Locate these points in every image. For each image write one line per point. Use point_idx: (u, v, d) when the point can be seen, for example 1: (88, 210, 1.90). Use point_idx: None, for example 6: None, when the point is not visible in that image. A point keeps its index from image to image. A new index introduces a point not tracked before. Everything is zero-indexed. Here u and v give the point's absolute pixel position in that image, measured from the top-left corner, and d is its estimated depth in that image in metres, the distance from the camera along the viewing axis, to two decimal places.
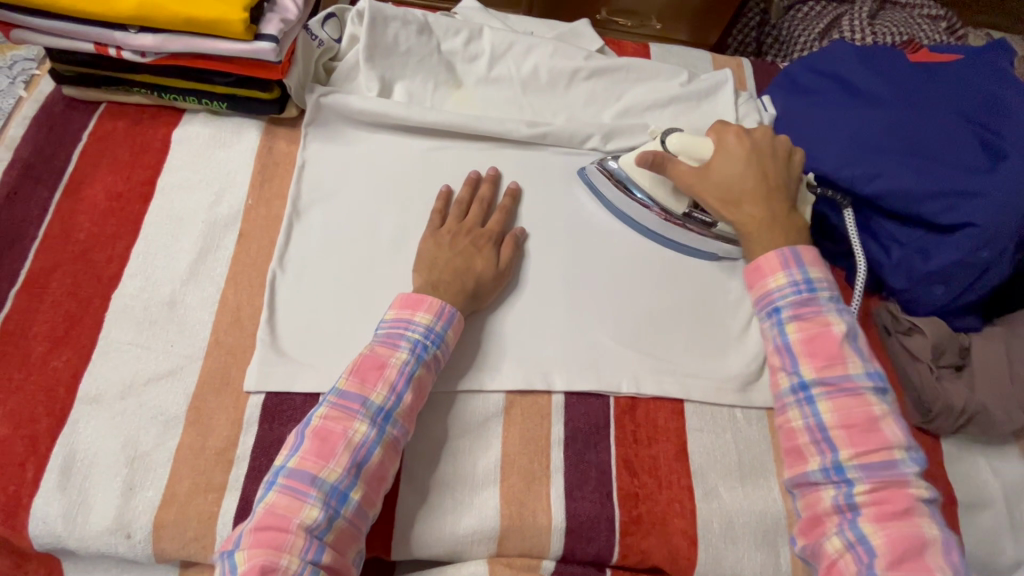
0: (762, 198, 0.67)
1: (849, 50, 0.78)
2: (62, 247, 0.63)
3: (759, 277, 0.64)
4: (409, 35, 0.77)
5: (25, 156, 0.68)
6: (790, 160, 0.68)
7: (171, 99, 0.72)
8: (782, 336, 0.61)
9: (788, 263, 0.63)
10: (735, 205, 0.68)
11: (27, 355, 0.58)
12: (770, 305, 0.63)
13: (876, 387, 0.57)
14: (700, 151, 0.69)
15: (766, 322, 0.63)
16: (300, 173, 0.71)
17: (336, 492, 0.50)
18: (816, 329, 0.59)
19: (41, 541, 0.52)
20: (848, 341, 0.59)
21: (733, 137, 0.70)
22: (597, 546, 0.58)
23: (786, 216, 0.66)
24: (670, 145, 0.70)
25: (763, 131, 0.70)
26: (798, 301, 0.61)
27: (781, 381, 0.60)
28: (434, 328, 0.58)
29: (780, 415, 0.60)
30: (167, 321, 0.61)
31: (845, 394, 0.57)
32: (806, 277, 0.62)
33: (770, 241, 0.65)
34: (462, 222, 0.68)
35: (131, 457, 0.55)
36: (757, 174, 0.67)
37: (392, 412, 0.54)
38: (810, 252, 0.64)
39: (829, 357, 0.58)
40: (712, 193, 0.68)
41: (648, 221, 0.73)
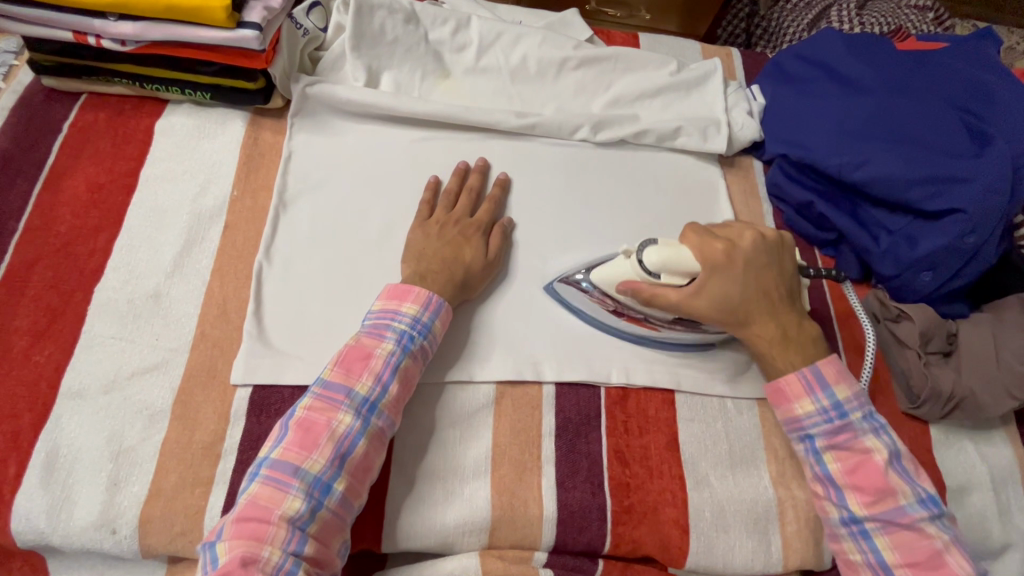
0: (769, 314, 0.62)
1: (838, 38, 0.78)
2: (44, 239, 0.62)
3: (785, 401, 0.61)
4: (395, 24, 0.76)
5: (4, 148, 0.67)
6: (784, 262, 0.63)
7: (153, 90, 0.71)
8: (820, 466, 0.59)
9: (812, 387, 0.60)
10: (742, 325, 0.62)
11: (8, 349, 0.57)
12: (802, 432, 0.60)
13: (932, 515, 0.55)
14: (688, 270, 0.60)
15: (800, 449, 0.61)
16: (286, 164, 0.70)
17: (318, 482, 0.49)
18: (857, 461, 0.57)
19: (24, 538, 0.51)
20: (891, 466, 0.57)
21: (721, 252, 0.61)
22: (589, 536, 0.58)
23: (796, 327, 0.62)
24: (649, 265, 0.60)
25: (750, 239, 0.62)
26: (830, 430, 0.59)
27: (829, 510, 0.58)
28: (421, 319, 0.58)
29: (834, 543, 0.59)
30: (152, 314, 0.60)
31: (901, 528, 0.55)
32: (834, 402, 0.59)
33: (786, 363, 0.61)
34: (450, 212, 0.68)
35: (116, 451, 0.54)
36: (757, 292, 0.61)
37: (376, 404, 0.53)
38: (833, 367, 0.60)
39: (876, 491, 0.56)
40: (715, 316, 0.61)
41: (627, 328, 0.66)
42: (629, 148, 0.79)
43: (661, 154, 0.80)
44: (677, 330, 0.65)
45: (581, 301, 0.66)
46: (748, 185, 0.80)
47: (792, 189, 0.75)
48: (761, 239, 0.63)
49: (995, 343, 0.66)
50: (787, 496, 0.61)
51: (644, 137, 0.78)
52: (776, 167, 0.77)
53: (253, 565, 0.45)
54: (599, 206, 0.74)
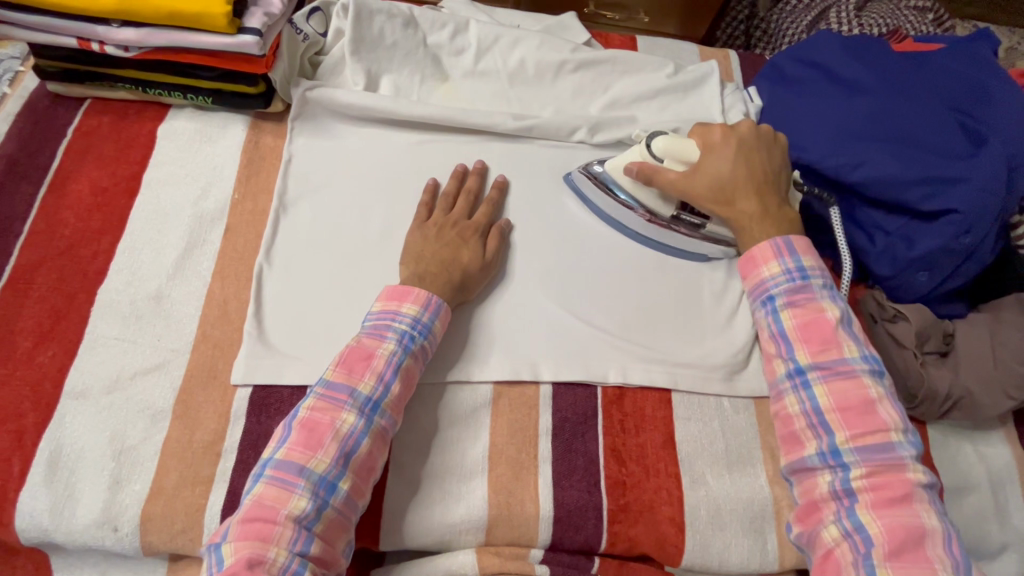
0: (754, 192, 0.66)
1: (834, 40, 0.78)
2: (48, 242, 0.63)
3: (754, 267, 0.64)
4: (394, 28, 0.77)
5: (10, 152, 0.68)
6: (777, 152, 0.68)
7: (156, 94, 0.72)
8: (776, 323, 0.61)
9: (781, 252, 0.63)
10: (727, 202, 0.67)
11: (13, 350, 0.58)
12: (765, 293, 0.63)
13: (872, 370, 0.56)
14: (686, 153, 0.68)
15: (760, 311, 0.62)
16: (286, 168, 0.71)
17: (324, 481, 0.50)
18: (810, 316, 0.59)
19: (28, 536, 0.52)
20: (842, 326, 0.59)
21: (718, 138, 0.69)
22: (585, 535, 0.59)
23: (780, 209, 0.66)
24: (655, 149, 0.69)
25: (747, 126, 0.68)
26: (792, 288, 0.61)
27: (777, 367, 0.59)
28: (422, 319, 0.59)
29: (778, 402, 0.59)
30: (154, 316, 0.61)
31: (840, 376, 0.56)
32: (800, 266, 0.62)
33: (762, 233, 0.65)
34: (448, 214, 0.68)
35: (118, 450, 0.55)
36: (746, 170, 0.67)
37: (379, 404, 0.54)
38: (803, 242, 0.64)
39: (824, 341, 0.58)
40: (705, 194, 0.68)
41: (634, 225, 0.73)
42: (626, 149, 0.80)
43: None
44: (680, 230, 0.71)
45: (598, 199, 0.74)
46: None
47: None
48: (757, 128, 0.68)
49: (993, 343, 0.66)
50: (784, 495, 0.62)
51: None
52: None
53: (259, 566, 0.46)
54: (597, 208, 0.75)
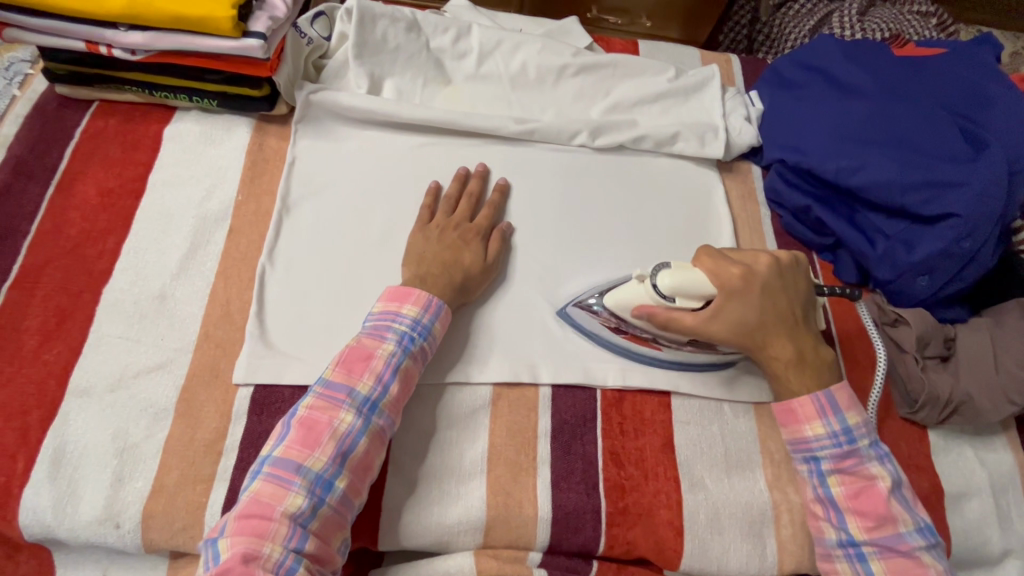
0: (787, 337, 0.61)
1: (835, 45, 0.79)
2: (55, 242, 0.64)
3: (794, 421, 0.60)
4: (397, 33, 0.78)
5: (18, 153, 0.69)
6: (799, 282, 0.63)
7: (162, 97, 0.72)
8: (824, 488, 0.59)
9: (825, 411, 0.59)
10: (758, 349, 0.62)
11: (19, 348, 0.58)
12: (809, 453, 0.60)
13: (928, 544, 0.55)
14: (702, 294, 0.60)
15: (804, 470, 0.60)
16: (289, 169, 0.71)
17: (320, 479, 0.50)
18: (860, 485, 0.57)
19: (31, 531, 0.53)
20: (894, 494, 0.57)
21: (736, 274, 0.61)
22: (583, 537, 0.59)
23: (816, 353, 0.62)
24: (663, 288, 0.60)
25: (764, 261, 0.63)
26: (838, 454, 0.59)
27: (826, 532, 0.58)
28: (421, 321, 0.59)
29: (826, 564, 0.58)
30: (157, 315, 0.62)
31: (897, 554, 0.55)
32: (845, 427, 0.59)
33: (801, 385, 0.61)
34: (450, 217, 0.69)
35: (121, 448, 0.55)
36: (773, 316, 0.61)
37: (378, 404, 0.55)
38: (845, 394, 0.60)
39: (878, 517, 0.56)
40: (730, 339, 0.61)
41: (643, 347, 0.66)
42: (627, 154, 0.80)
43: (658, 160, 0.80)
44: (688, 351, 0.65)
45: (593, 326, 0.67)
46: (747, 190, 0.81)
47: (790, 194, 0.75)
48: (775, 263, 0.63)
49: (994, 348, 0.66)
50: (783, 500, 0.62)
51: (642, 142, 0.79)
52: (775, 173, 0.76)
53: (254, 561, 0.46)
54: (598, 210, 0.75)
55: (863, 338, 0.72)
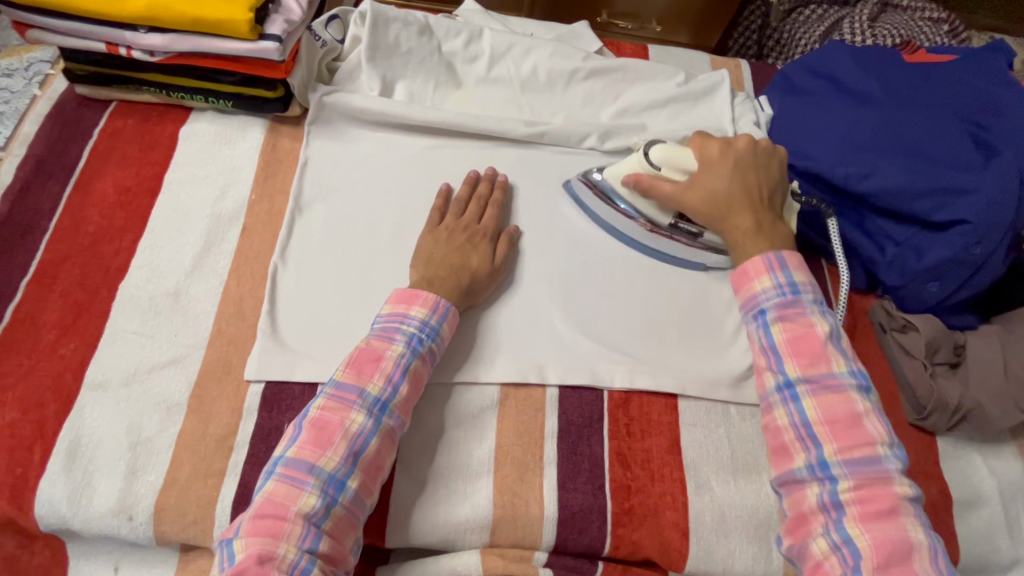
0: (748, 208, 0.66)
1: (845, 51, 0.79)
2: (73, 239, 0.65)
3: (745, 280, 0.62)
4: (410, 36, 0.79)
5: (38, 152, 0.70)
6: (774, 169, 0.68)
7: (179, 98, 0.74)
8: (767, 336, 0.59)
9: (773, 266, 0.61)
10: (721, 218, 0.67)
11: (36, 341, 0.59)
12: (756, 307, 0.61)
13: (859, 385, 0.55)
14: (683, 165, 0.68)
15: (751, 324, 0.61)
16: (302, 170, 0.72)
17: (332, 479, 0.51)
18: (801, 330, 0.58)
19: (46, 522, 0.54)
20: (831, 341, 0.57)
21: (716, 151, 0.69)
22: (589, 538, 0.59)
23: (774, 226, 0.65)
24: (652, 158, 0.69)
25: (744, 143, 0.69)
26: (782, 303, 0.59)
27: (767, 380, 0.58)
28: (429, 322, 0.60)
29: (766, 416, 0.57)
30: (172, 311, 0.63)
31: (829, 392, 0.55)
32: (791, 281, 0.60)
33: (756, 249, 0.64)
34: (459, 219, 0.69)
35: (135, 441, 0.56)
36: (741, 184, 0.67)
37: (388, 404, 0.55)
38: (796, 257, 0.62)
39: (813, 356, 0.56)
40: (699, 206, 0.67)
41: (633, 235, 0.74)
42: None
43: None
44: (676, 238, 0.72)
45: (593, 202, 0.74)
46: None
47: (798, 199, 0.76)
48: (755, 146, 0.69)
49: (1004, 356, 0.66)
50: None
51: None
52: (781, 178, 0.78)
53: (269, 562, 0.47)
54: None
55: (871, 345, 0.72)
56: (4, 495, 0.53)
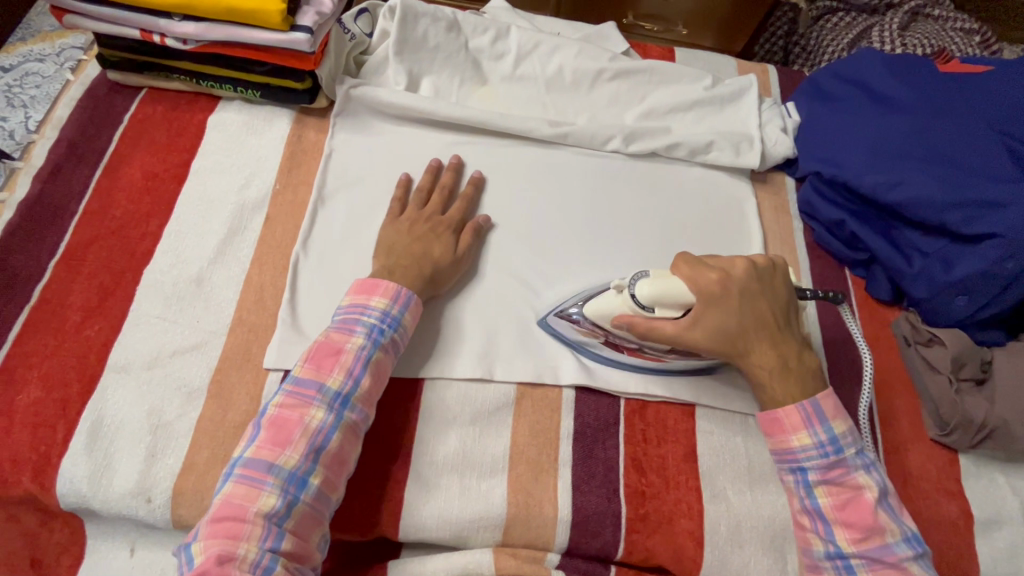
0: (768, 343, 0.60)
1: (877, 58, 0.78)
2: (100, 223, 0.66)
3: (781, 432, 0.59)
4: (438, 32, 0.79)
5: (70, 136, 0.71)
6: (777, 290, 0.62)
7: (208, 86, 0.75)
8: (810, 499, 0.57)
9: (811, 420, 0.58)
10: (741, 356, 0.60)
11: (63, 322, 0.60)
12: (795, 464, 0.58)
13: (914, 553, 0.54)
14: (680, 302, 0.59)
15: (790, 480, 0.59)
16: (326, 162, 0.73)
17: (293, 476, 0.51)
18: (847, 495, 0.56)
19: (67, 501, 0.54)
20: (880, 504, 0.56)
21: (713, 283, 0.60)
22: (602, 541, 0.59)
23: (799, 360, 0.60)
24: (641, 298, 0.60)
25: (741, 267, 0.62)
26: (825, 465, 0.57)
27: (814, 542, 0.57)
28: (390, 312, 0.59)
29: (814, 574, 0.57)
30: (195, 297, 0.63)
31: (885, 565, 0.54)
32: (832, 437, 0.57)
33: (785, 393, 0.59)
34: (422, 210, 0.69)
35: (155, 425, 0.57)
36: (753, 321, 0.60)
37: (348, 399, 0.55)
38: (831, 402, 0.58)
39: (865, 527, 0.55)
40: (709, 346, 0.60)
41: (623, 357, 0.65)
42: (660, 160, 0.80)
43: (691, 168, 0.80)
44: (676, 359, 0.64)
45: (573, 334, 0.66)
46: (779, 202, 0.81)
47: (825, 208, 0.75)
48: (752, 268, 0.62)
49: None
50: None
51: (676, 150, 0.79)
52: (808, 186, 0.77)
53: (229, 563, 0.47)
54: (629, 215, 0.75)
55: (894, 358, 0.72)
56: (27, 473, 0.54)
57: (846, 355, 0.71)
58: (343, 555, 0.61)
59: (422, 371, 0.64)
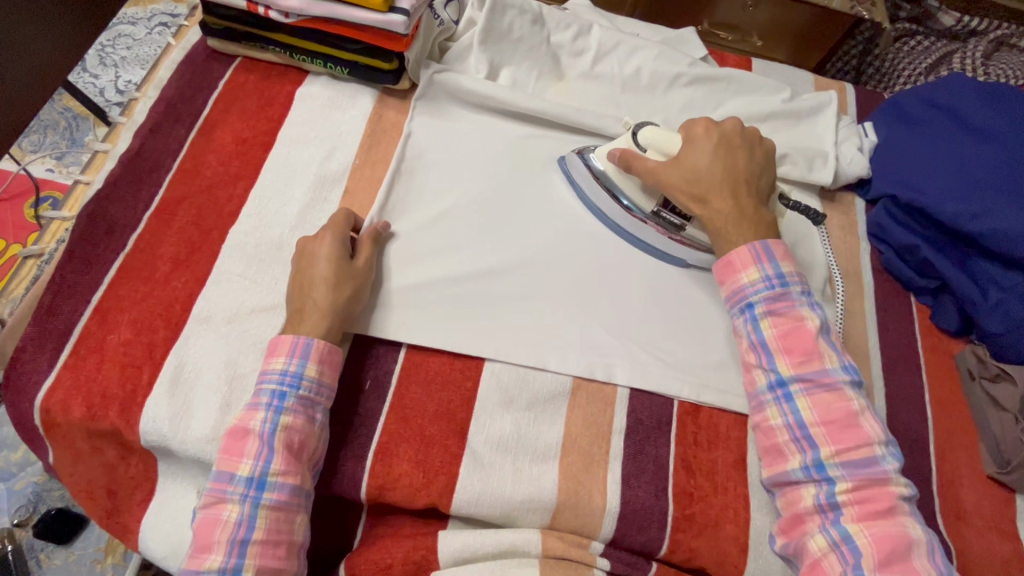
0: (730, 193, 0.65)
1: (968, 84, 0.76)
2: (191, 181, 0.69)
3: (732, 273, 0.63)
4: (523, 24, 0.80)
5: (169, 97, 0.75)
6: (760, 155, 0.68)
7: (299, 60, 0.77)
8: (756, 332, 0.61)
9: (761, 258, 0.62)
10: (701, 201, 0.66)
11: (153, 272, 0.64)
12: (744, 301, 0.62)
13: (851, 381, 0.58)
14: (666, 147, 0.68)
15: (740, 319, 0.62)
16: (405, 142, 0.75)
17: (224, 574, 0.52)
18: (791, 326, 0.60)
19: (147, 438, 0.57)
20: (821, 336, 0.59)
21: (702, 131, 0.68)
22: (647, 537, 0.59)
23: (756, 213, 0.65)
24: (639, 138, 0.69)
25: (732, 126, 0.69)
26: (771, 297, 0.61)
27: (758, 378, 0.60)
28: (289, 369, 0.57)
29: (759, 415, 0.60)
30: (274, 260, 0.66)
31: (822, 389, 0.57)
32: (778, 272, 0.62)
33: (740, 237, 0.64)
34: (304, 249, 0.64)
35: (231, 376, 0.60)
36: (726, 167, 0.66)
37: (263, 480, 0.54)
38: (783, 248, 0.63)
39: (805, 352, 0.58)
40: (679, 187, 0.66)
41: (615, 216, 0.73)
42: None
43: None
44: (655, 226, 0.70)
45: (580, 179, 0.74)
46: (846, 222, 0.80)
47: (896, 231, 0.74)
48: (743, 129, 0.69)
49: None
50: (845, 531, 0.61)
51: None
52: (881, 207, 0.76)
53: None
54: None
55: (957, 391, 0.70)
56: (115, 408, 0.57)
57: (907, 382, 0.70)
58: (391, 516, 0.63)
59: (483, 352, 0.65)
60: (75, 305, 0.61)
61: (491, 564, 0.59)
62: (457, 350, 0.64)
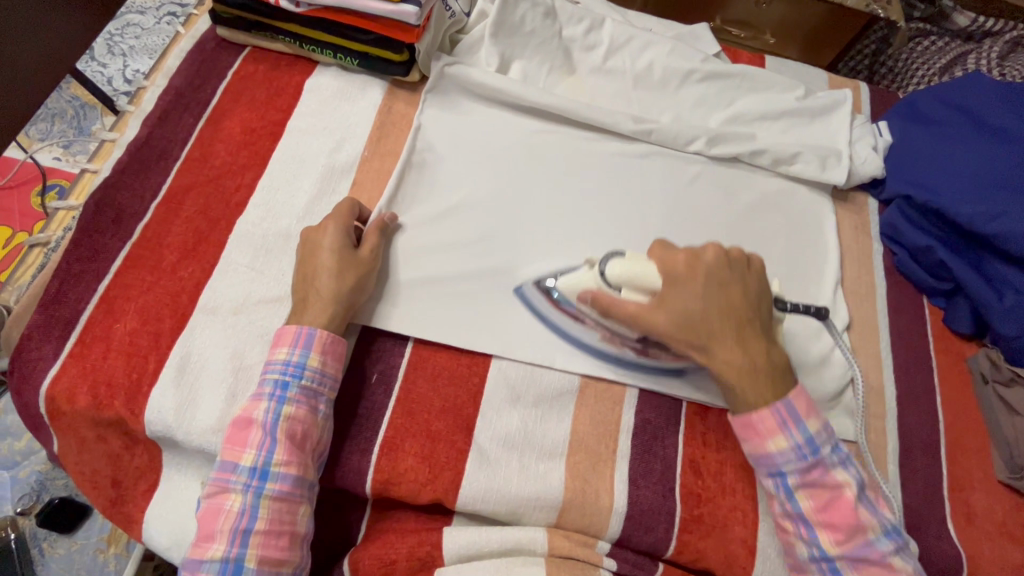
0: (733, 338, 0.58)
1: (989, 85, 0.75)
2: (199, 170, 0.69)
3: (756, 437, 0.57)
4: (535, 17, 0.79)
5: (178, 85, 0.74)
6: (750, 280, 0.60)
7: (309, 50, 0.77)
8: (792, 503, 0.56)
9: (786, 423, 0.56)
10: (703, 349, 0.58)
11: (160, 261, 0.63)
12: (774, 469, 0.56)
13: (896, 546, 0.54)
14: (646, 284, 0.58)
15: (770, 487, 0.57)
16: (414, 135, 0.74)
17: (227, 564, 0.52)
18: (828, 497, 0.55)
19: (153, 428, 0.57)
20: (860, 501, 0.55)
21: (682, 265, 0.59)
22: (654, 537, 0.59)
23: (767, 356, 0.58)
24: (610, 276, 0.59)
25: (712, 252, 0.60)
26: (804, 467, 0.55)
27: (798, 546, 0.56)
28: (292, 359, 0.57)
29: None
30: (281, 251, 0.66)
31: (871, 564, 0.53)
32: (808, 438, 0.56)
33: (756, 394, 0.57)
34: (308, 238, 0.63)
35: (237, 367, 0.59)
36: (720, 309, 0.58)
37: (266, 470, 0.54)
38: (805, 401, 0.57)
39: (848, 528, 0.54)
40: (673, 335, 0.58)
41: (584, 334, 0.65)
42: (741, 166, 0.79)
43: (772, 178, 0.79)
44: (644, 355, 0.63)
45: (544, 307, 0.65)
46: (860, 222, 0.79)
47: (911, 232, 0.73)
48: (725, 253, 0.60)
49: None
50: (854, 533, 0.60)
51: (760, 157, 0.77)
52: (895, 207, 0.76)
53: None
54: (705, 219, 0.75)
55: (970, 395, 0.69)
56: (120, 397, 0.57)
57: (918, 386, 0.69)
58: (395, 511, 0.62)
59: (491, 348, 0.64)
60: (81, 294, 0.61)
61: (495, 561, 0.58)
62: (464, 346, 0.64)
